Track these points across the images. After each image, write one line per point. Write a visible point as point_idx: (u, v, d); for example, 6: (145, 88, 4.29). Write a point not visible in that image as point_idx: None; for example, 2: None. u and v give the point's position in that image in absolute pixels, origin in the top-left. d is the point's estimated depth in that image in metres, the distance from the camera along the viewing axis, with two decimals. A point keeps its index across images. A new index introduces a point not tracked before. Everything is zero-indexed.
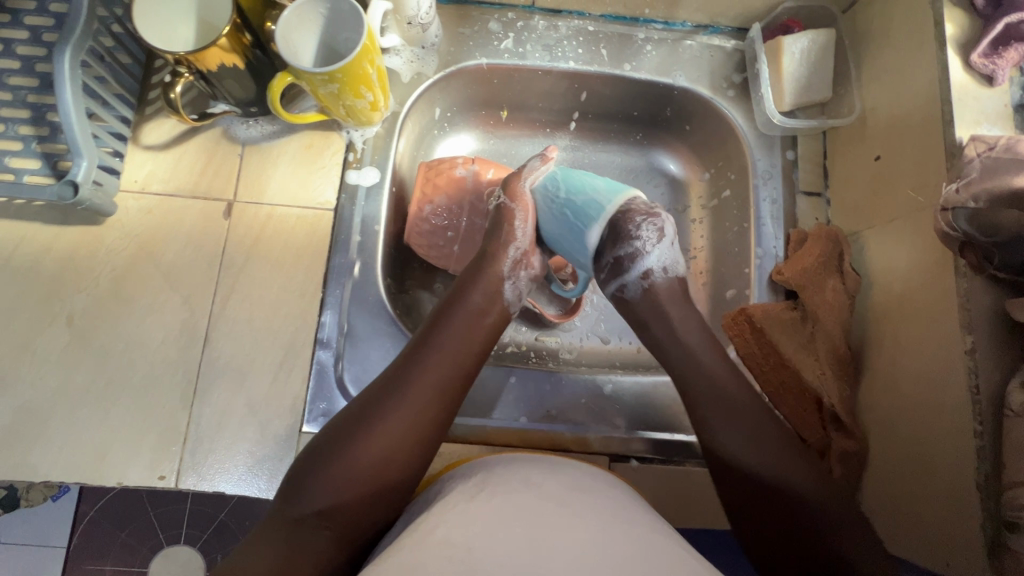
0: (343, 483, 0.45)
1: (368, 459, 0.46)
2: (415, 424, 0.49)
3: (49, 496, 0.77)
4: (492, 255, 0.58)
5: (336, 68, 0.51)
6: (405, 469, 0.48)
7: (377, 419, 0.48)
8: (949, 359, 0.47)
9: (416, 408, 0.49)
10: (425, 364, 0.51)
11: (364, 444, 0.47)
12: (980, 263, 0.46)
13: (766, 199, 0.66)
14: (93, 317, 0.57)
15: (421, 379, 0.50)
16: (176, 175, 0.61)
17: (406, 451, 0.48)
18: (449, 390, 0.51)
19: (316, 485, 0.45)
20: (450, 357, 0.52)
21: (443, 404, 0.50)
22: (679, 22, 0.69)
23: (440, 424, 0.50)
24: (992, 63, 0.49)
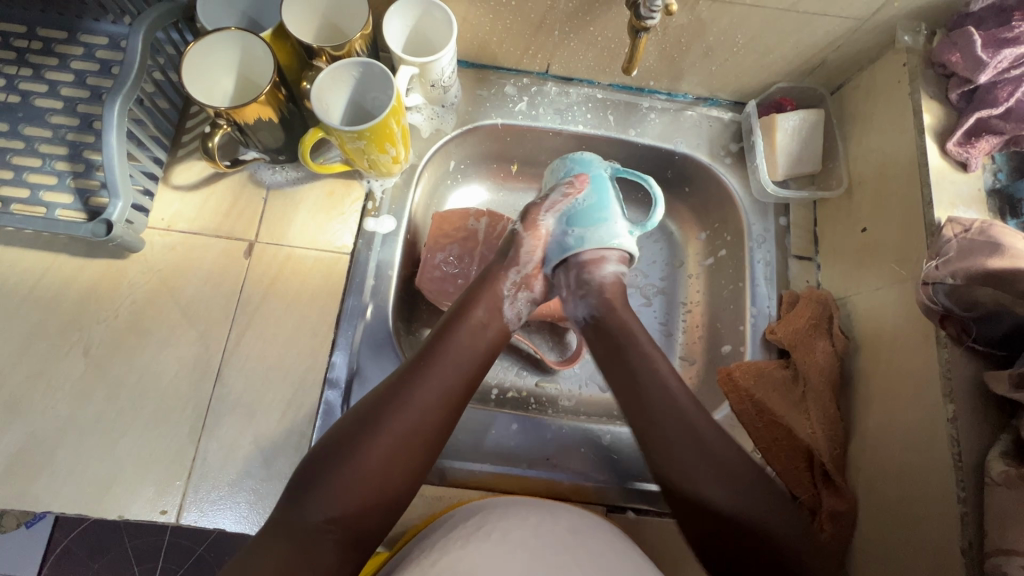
0: (350, 489, 0.46)
1: (375, 462, 0.48)
2: (421, 429, 0.50)
3: (23, 522, 0.84)
4: (496, 274, 0.61)
5: (365, 127, 0.55)
6: (407, 472, 0.49)
7: (384, 423, 0.49)
8: (934, 426, 0.50)
9: (420, 414, 0.50)
10: (430, 372, 0.53)
11: (370, 449, 0.48)
12: (960, 335, 0.49)
13: (760, 261, 0.70)
14: (110, 348, 0.59)
15: (426, 386, 0.52)
16: (202, 215, 0.64)
17: (412, 458, 0.50)
18: (452, 397, 0.53)
19: (322, 491, 0.46)
20: (455, 365, 0.54)
21: (448, 409, 0.52)
22: (681, 94, 0.74)
23: (442, 430, 0.52)
24: (966, 152, 0.54)
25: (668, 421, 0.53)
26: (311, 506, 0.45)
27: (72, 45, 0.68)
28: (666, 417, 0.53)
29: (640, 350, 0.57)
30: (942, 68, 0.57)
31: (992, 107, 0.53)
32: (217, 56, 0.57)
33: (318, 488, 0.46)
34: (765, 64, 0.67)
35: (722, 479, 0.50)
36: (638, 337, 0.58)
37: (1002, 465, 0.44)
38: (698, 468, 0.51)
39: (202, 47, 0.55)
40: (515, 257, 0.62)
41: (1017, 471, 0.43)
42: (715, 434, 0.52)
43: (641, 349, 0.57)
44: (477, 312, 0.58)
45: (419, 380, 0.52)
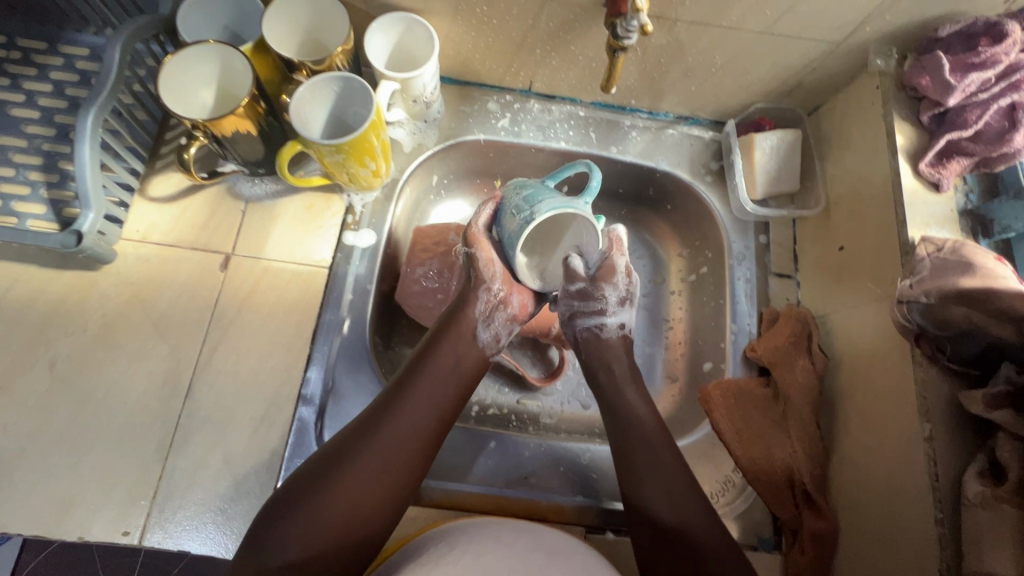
0: (314, 530, 0.46)
1: (338, 502, 0.47)
2: (393, 469, 0.50)
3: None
4: (467, 298, 0.58)
5: (344, 141, 0.55)
6: (376, 514, 0.48)
7: (350, 462, 0.49)
8: (911, 444, 0.50)
9: (388, 453, 0.50)
10: (402, 408, 0.52)
11: (335, 489, 0.47)
12: (935, 353, 0.49)
13: (741, 278, 0.70)
14: (78, 362, 0.57)
15: (396, 423, 0.51)
16: (178, 227, 0.63)
17: (382, 498, 0.49)
18: (424, 433, 0.52)
19: (279, 534, 0.45)
20: (431, 402, 0.53)
21: (420, 446, 0.51)
22: (663, 112, 0.75)
23: (415, 468, 0.51)
24: (938, 173, 0.55)
25: (649, 444, 0.56)
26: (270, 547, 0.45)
27: (51, 55, 0.67)
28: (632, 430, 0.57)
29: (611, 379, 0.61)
30: (914, 91, 0.58)
31: (963, 129, 0.54)
32: (197, 69, 0.57)
33: (276, 529, 0.45)
34: (743, 85, 0.68)
35: (677, 486, 0.54)
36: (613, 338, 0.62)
37: (977, 485, 0.44)
38: (655, 478, 0.54)
39: (189, 58, 0.55)
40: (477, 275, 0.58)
41: (994, 491, 0.43)
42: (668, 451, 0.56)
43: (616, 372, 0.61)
44: (457, 345, 0.56)
45: (391, 417, 0.51)
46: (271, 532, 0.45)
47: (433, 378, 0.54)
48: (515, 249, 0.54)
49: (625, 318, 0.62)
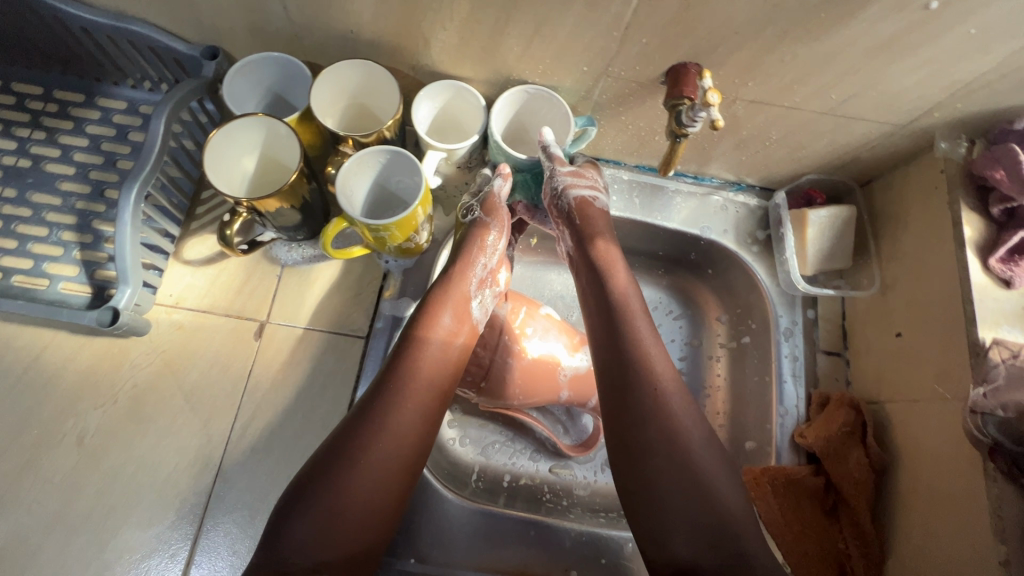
0: (336, 540, 0.46)
1: (357, 507, 0.47)
2: (399, 463, 0.49)
3: None
4: (463, 271, 0.59)
5: (391, 221, 0.53)
6: (389, 508, 0.49)
7: (361, 450, 0.48)
8: (982, 567, 0.47)
9: (396, 440, 0.49)
10: (404, 402, 0.50)
11: (353, 479, 0.47)
12: (1013, 471, 0.47)
13: (787, 355, 0.67)
14: (107, 437, 0.55)
15: (399, 420, 0.50)
16: (212, 293, 0.61)
17: (389, 488, 0.49)
18: (422, 421, 0.51)
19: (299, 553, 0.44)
20: (433, 388, 0.52)
21: (421, 433, 0.51)
22: (708, 177, 0.73)
23: (419, 457, 0.51)
24: (1010, 269, 0.53)
25: (681, 447, 0.49)
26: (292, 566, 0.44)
27: (89, 108, 0.66)
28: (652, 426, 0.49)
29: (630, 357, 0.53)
30: (983, 180, 0.56)
31: None
32: (240, 139, 0.55)
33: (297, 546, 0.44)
34: (796, 157, 0.66)
35: (707, 497, 0.47)
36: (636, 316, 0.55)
37: None
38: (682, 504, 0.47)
39: (235, 130, 0.54)
40: (477, 250, 0.60)
41: None
42: (706, 462, 0.48)
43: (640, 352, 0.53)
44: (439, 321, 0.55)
45: (393, 411, 0.50)
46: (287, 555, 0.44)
47: (429, 364, 0.53)
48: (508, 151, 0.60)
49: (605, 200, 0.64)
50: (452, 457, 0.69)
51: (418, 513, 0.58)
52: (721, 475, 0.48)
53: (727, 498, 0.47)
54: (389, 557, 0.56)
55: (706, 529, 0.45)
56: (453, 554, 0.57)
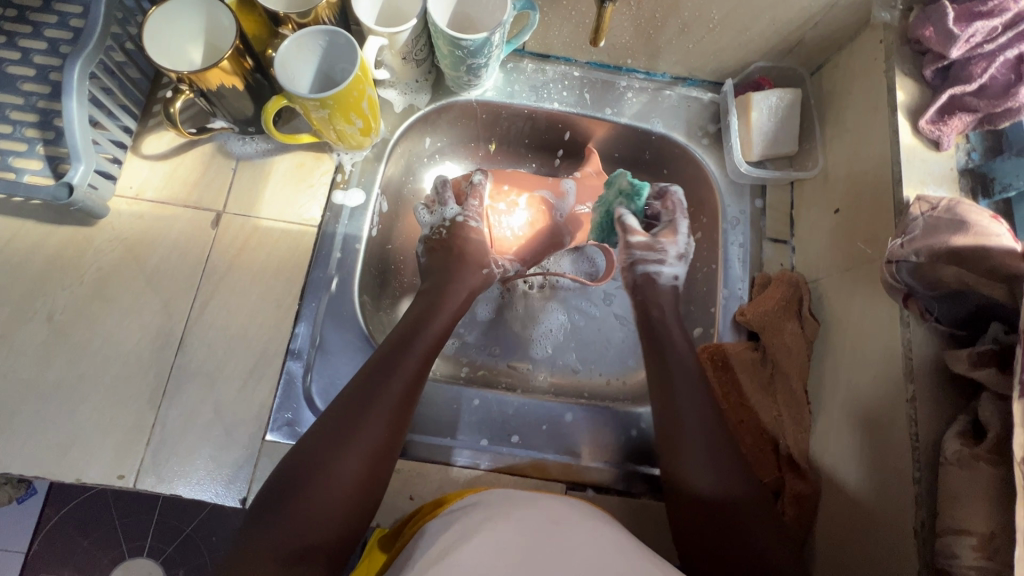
0: (327, 504, 0.46)
1: (355, 464, 0.48)
2: (392, 423, 0.51)
3: (17, 498, 1.00)
4: (471, 233, 0.68)
5: (327, 95, 0.54)
6: (383, 467, 0.50)
7: (389, 377, 0.53)
8: (894, 408, 0.49)
9: (417, 373, 0.55)
10: (400, 367, 0.54)
11: (381, 401, 0.52)
12: (923, 315, 0.48)
13: (734, 243, 0.69)
14: (74, 315, 0.59)
15: (395, 382, 0.53)
16: (171, 184, 0.64)
17: (403, 417, 0.53)
18: (416, 382, 0.55)
19: (287, 517, 0.45)
20: (426, 354, 0.57)
21: (410, 395, 0.54)
22: (660, 73, 0.73)
23: (406, 417, 0.53)
24: (939, 129, 0.53)
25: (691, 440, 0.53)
26: (278, 534, 0.44)
27: (46, 12, 0.68)
28: (710, 450, 0.52)
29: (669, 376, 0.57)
30: (918, 45, 0.55)
31: (967, 83, 0.52)
32: (181, 24, 0.57)
33: (286, 512, 0.45)
34: (742, 43, 0.66)
35: (739, 515, 0.49)
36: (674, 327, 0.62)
37: (956, 445, 0.43)
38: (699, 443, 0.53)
39: (174, 10, 0.56)
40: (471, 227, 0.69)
41: (972, 449, 0.42)
42: (717, 455, 0.52)
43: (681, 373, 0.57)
44: (475, 270, 0.66)
45: (391, 376, 0.53)
46: (274, 522, 0.45)
47: (429, 334, 0.59)
48: (439, 27, 0.58)
49: (679, 271, 0.67)
50: None
51: None
52: (722, 462, 0.51)
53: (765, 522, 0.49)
54: None
55: (739, 554, 0.47)
56: None
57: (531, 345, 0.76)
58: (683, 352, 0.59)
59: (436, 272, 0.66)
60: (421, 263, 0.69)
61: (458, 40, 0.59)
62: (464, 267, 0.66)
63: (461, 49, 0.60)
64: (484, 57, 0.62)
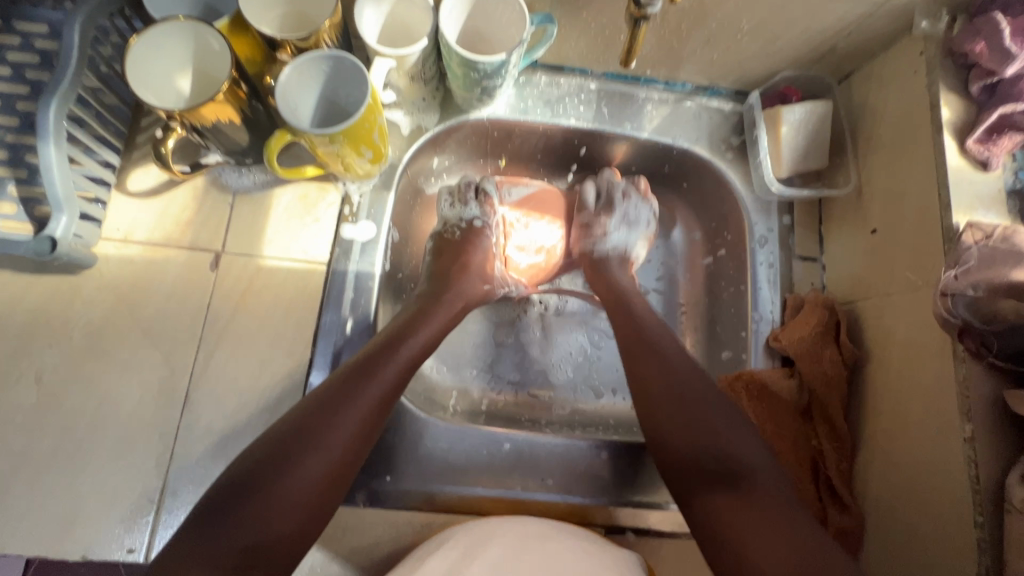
0: (284, 505, 0.40)
1: (321, 464, 0.42)
2: (369, 425, 0.46)
3: None
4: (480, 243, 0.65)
5: (338, 129, 0.50)
6: (350, 473, 0.44)
7: (376, 373, 0.48)
8: (949, 447, 0.47)
9: (400, 374, 0.50)
10: (384, 368, 0.49)
11: (362, 398, 0.46)
12: (980, 350, 0.46)
13: (763, 263, 0.66)
14: (65, 374, 0.54)
15: (378, 382, 0.48)
16: (162, 224, 0.59)
17: (381, 417, 0.48)
18: (397, 385, 0.50)
19: (238, 522, 0.38)
20: (412, 355, 0.52)
21: (391, 396, 0.49)
22: (680, 83, 0.69)
23: (382, 420, 0.48)
24: (988, 150, 0.50)
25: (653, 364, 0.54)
26: (226, 536, 0.38)
27: (5, 32, 0.60)
28: (686, 403, 0.50)
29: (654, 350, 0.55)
30: (963, 58, 0.53)
31: (1018, 101, 0.49)
32: (167, 51, 0.51)
33: (235, 514, 0.38)
34: (771, 52, 0.62)
35: (714, 432, 0.47)
36: (636, 300, 0.62)
37: (1023, 491, 0.42)
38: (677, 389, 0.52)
39: (161, 35, 0.50)
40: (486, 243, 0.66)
41: None
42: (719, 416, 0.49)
43: (656, 349, 0.55)
44: (476, 283, 0.62)
45: (373, 376, 0.48)
46: (220, 524, 0.38)
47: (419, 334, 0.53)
48: (454, 47, 0.53)
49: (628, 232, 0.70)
50: (428, 383, 0.68)
51: (395, 432, 0.58)
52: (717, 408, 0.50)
53: (723, 428, 0.48)
54: (364, 475, 0.56)
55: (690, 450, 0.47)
56: (428, 472, 0.57)
57: (551, 369, 0.73)
58: (657, 331, 0.57)
59: (437, 278, 0.62)
60: (427, 263, 0.65)
61: (474, 62, 0.54)
62: (465, 277, 0.62)
63: (476, 69, 0.55)
64: (499, 77, 0.58)
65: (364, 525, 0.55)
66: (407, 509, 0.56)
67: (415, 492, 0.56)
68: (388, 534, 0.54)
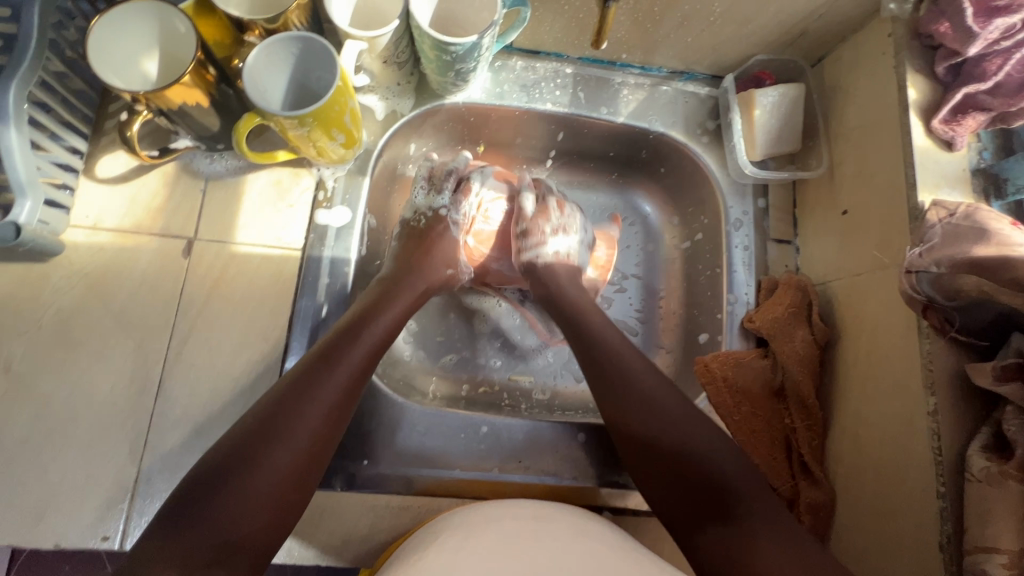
0: (252, 502, 0.39)
1: (288, 455, 0.42)
2: (333, 416, 0.46)
3: None
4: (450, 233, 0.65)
5: (307, 112, 0.49)
6: (318, 463, 0.44)
7: (339, 360, 0.48)
8: (914, 421, 0.48)
9: (364, 358, 0.50)
10: (347, 354, 0.49)
11: (326, 385, 0.46)
12: (942, 325, 0.47)
13: (738, 246, 0.67)
14: (35, 363, 0.53)
15: (341, 368, 0.48)
16: (133, 211, 0.58)
17: (347, 403, 0.47)
18: (363, 371, 0.49)
19: (201, 521, 0.38)
20: (374, 345, 0.51)
21: (355, 386, 0.48)
22: (656, 67, 0.69)
23: (349, 405, 0.48)
24: (952, 130, 0.51)
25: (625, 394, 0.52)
26: (192, 536, 0.37)
27: None
28: (661, 416, 0.49)
29: (622, 374, 0.53)
30: (929, 39, 0.53)
31: (981, 81, 0.50)
32: (132, 33, 0.50)
33: (202, 516, 0.38)
34: (743, 35, 0.62)
35: (692, 450, 0.47)
36: (591, 314, 0.59)
37: (982, 461, 0.43)
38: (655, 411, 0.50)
39: (135, 11, 0.49)
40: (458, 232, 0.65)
41: (999, 467, 0.42)
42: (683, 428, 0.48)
43: (623, 372, 0.53)
44: (438, 268, 0.62)
45: (335, 367, 0.47)
46: (186, 524, 0.37)
47: (381, 322, 0.53)
48: (427, 30, 0.53)
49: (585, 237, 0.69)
50: (407, 369, 0.68)
51: (373, 417, 0.58)
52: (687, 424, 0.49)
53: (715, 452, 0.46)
54: (341, 460, 0.56)
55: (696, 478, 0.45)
56: (406, 456, 0.57)
57: (532, 354, 0.73)
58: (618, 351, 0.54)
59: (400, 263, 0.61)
60: (393, 250, 0.65)
61: (446, 45, 0.54)
62: (428, 262, 0.61)
63: (449, 52, 0.55)
64: (473, 60, 0.58)
65: (342, 510, 0.55)
66: (385, 492, 0.56)
67: (393, 476, 0.57)
68: (367, 519, 0.55)
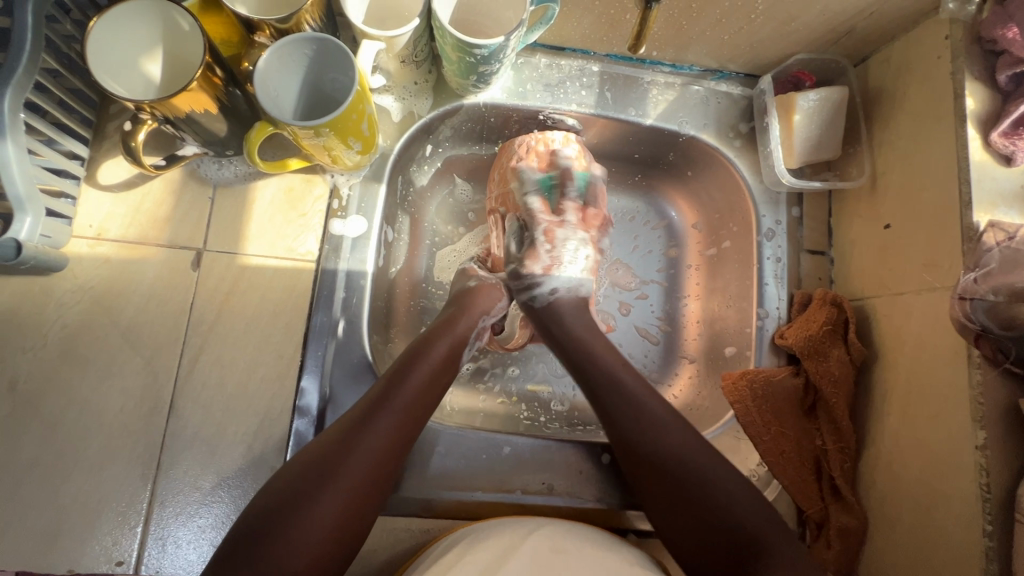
0: (304, 539, 0.38)
1: (343, 493, 0.41)
2: (388, 454, 0.44)
3: None
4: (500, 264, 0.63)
5: (323, 122, 0.46)
6: (371, 502, 0.42)
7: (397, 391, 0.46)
8: (958, 455, 0.47)
9: (420, 390, 0.47)
10: (405, 384, 0.47)
11: (385, 419, 0.44)
12: (995, 356, 0.45)
13: (770, 257, 0.64)
14: (41, 383, 0.51)
15: (400, 398, 0.46)
16: (137, 220, 0.55)
17: (405, 443, 0.45)
18: (423, 406, 0.47)
19: (263, 560, 0.37)
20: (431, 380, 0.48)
21: (410, 425, 0.46)
22: (687, 66, 0.65)
23: (406, 443, 0.46)
24: (1013, 144, 0.47)
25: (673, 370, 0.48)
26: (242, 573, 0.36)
27: None
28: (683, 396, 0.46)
29: None
30: (990, 44, 0.50)
31: None
32: (132, 34, 0.47)
33: (255, 553, 0.37)
34: (785, 35, 0.58)
35: None
36: None
37: None
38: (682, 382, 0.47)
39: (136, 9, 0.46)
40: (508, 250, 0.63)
41: None
42: None
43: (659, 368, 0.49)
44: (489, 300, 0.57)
45: (389, 407, 0.45)
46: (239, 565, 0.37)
47: (435, 355, 0.50)
48: (448, 29, 0.49)
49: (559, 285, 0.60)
50: None
51: None
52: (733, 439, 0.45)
53: None
54: None
55: None
56: (426, 477, 0.56)
57: (552, 364, 0.71)
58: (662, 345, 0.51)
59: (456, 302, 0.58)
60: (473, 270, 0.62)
61: (470, 47, 0.50)
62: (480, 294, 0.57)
63: (471, 54, 0.52)
64: (497, 62, 0.54)
65: None
66: (403, 515, 0.54)
67: (413, 498, 0.55)
68: (385, 542, 0.53)
